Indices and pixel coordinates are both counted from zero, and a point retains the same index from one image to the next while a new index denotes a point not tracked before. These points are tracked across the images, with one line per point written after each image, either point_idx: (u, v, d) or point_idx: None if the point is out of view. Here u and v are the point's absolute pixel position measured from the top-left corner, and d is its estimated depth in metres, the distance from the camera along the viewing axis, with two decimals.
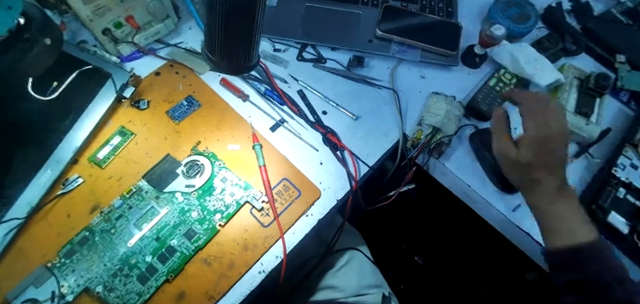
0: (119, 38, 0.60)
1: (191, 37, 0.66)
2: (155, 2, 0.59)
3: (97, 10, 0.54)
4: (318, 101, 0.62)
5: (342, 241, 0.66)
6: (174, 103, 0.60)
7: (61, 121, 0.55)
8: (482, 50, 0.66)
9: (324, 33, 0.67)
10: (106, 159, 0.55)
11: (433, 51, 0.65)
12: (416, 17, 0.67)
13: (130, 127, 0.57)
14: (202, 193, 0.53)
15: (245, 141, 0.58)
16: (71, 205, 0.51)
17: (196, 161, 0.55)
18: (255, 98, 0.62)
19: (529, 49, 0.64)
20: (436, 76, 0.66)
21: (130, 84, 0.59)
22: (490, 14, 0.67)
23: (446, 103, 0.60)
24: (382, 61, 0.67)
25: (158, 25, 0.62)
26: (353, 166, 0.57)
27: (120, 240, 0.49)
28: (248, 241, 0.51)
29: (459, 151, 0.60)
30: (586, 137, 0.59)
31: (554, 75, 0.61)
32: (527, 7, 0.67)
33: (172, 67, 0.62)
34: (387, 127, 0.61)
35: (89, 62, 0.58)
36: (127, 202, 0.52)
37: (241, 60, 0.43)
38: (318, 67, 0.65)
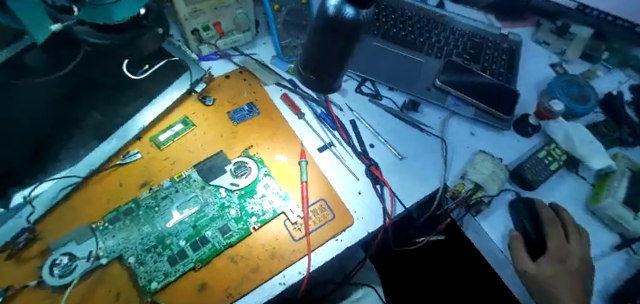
0: (204, 39, 0.66)
1: (263, 51, 0.71)
2: (243, 14, 0.66)
3: (194, 12, 0.61)
4: (368, 134, 0.65)
5: (363, 274, 0.65)
6: (236, 106, 0.64)
7: (136, 100, 0.60)
8: (536, 121, 0.68)
9: (386, 72, 0.71)
10: (166, 142, 0.59)
11: (487, 112, 0.67)
12: (477, 76, 0.69)
13: (193, 118, 0.62)
14: (243, 194, 0.56)
15: (293, 155, 0.61)
16: (125, 176, 0.55)
17: (245, 163, 0.58)
18: (310, 118, 0.65)
19: (584, 130, 0.65)
20: (486, 135, 0.67)
21: (203, 80, 0.65)
22: (550, 88, 0.69)
23: (492, 163, 0.61)
24: (435, 110, 0.69)
25: (239, 34, 0.69)
26: (390, 203, 0.58)
27: (160, 219, 0.52)
28: (276, 250, 0.52)
29: (498, 213, 0.59)
30: (630, 230, 0.57)
31: (606, 161, 0.62)
32: (588, 89, 0.69)
33: (241, 73, 0.68)
34: (430, 174, 0.62)
35: (174, 54, 0.65)
36: (175, 186, 0.55)
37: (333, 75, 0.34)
38: (373, 102, 0.68)
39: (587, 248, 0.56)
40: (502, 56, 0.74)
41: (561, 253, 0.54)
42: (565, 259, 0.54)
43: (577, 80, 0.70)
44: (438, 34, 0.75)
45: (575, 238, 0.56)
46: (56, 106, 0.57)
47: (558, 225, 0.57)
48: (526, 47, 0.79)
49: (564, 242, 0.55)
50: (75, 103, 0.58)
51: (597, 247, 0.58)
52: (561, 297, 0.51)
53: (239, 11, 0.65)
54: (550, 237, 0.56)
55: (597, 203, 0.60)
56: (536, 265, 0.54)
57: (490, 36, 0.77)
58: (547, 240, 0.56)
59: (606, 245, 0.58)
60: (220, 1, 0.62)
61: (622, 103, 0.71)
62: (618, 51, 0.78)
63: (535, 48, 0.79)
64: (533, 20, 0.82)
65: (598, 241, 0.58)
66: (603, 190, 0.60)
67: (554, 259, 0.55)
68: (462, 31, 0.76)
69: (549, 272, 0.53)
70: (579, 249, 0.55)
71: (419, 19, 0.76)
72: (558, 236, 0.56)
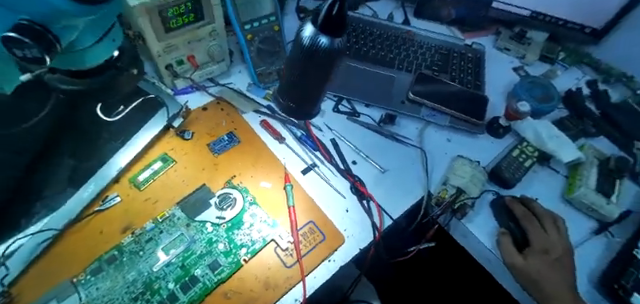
0: (179, 74, 0.67)
1: (239, 80, 0.72)
2: (217, 46, 0.67)
3: (167, 47, 0.62)
4: (350, 152, 0.66)
5: (360, 291, 0.64)
6: (215, 137, 0.64)
7: (111, 143, 0.59)
8: (506, 122, 0.71)
9: (360, 90, 0.73)
10: (146, 182, 0.57)
11: (461, 118, 0.70)
12: (447, 85, 0.73)
13: (172, 154, 0.61)
14: (230, 226, 0.55)
15: (277, 181, 0.61)
16: (105, 223, 0.53)
17: (229, 194, 0.58)
18: (291, 142, 0.66)
19: (551, 127, 0.68)
20: (462, 141, 0.70)
21: (179, 116, 0.64)
22: (515, 90, 0.73)
23: (471, 167, 0.63)
24: (412, 121, 0.71)
25: (214, 66, 0.69)
26: (378, 217, 0.58)
27: (146, 263, 0.50)
28: (270, 280, 0.51)
29: (483, 214, 0.60)
30: (606, 214, 0.60)
31: (574, 153, 0.65)
32: (551, 88, 0.73)
33: (218, 104, 0.68)
34: (414, 183, 0.63)
35: (149, 91, 0.64)
36: (158, 226, 0.53)
37: (309, 89, 0.34)
38: (352, 120, 0.70)
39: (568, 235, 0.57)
40: (468, 64, 0.78)
41: (544, 243, 0.56)
42: (549, 250, 0.55)
43: (540, 80, 0.74)
44: (407, 48, 0.79)
45: (555, 227, 0.57)
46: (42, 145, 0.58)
47: (534, 220, 0.58)
48: (489, 54, 0.84)
49: (545, 233, 0.57)
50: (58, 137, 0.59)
51: (578, 235, 0.60)
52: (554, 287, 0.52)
53: (212, 43, 0.66)
54: (529, 233, 0.57)
55: (572, 192, 0.62)
56: (525, 259, 0.55)
57: (455, 47, 0.81)
58: (528, 237, 0.57)
59: (587, 233, 0.60)
60: (194, 34, 0.63)
61: (582, 98, 0.75)
62: (571, 52, 0.84)
63: (497, 54, 0.84)
64: (493, 28, 0.88)
65: (578, 229, 0.61)
66: (576, 181, 0.63)
67: (538, 250, 0.56)
68: (428, 45, 0.80)
69: (539, 266, 0.54)
70: (561, 238, 0.56)
71: (387, 36, 0.80)
72: (537, 229, 0.57)
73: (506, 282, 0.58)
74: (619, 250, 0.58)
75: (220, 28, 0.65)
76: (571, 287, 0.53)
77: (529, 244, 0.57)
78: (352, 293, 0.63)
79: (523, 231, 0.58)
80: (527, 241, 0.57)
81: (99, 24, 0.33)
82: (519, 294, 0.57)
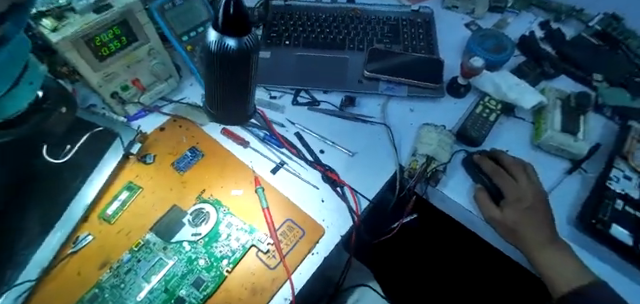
0: (126, 100, 0.65)
1: (192, 93, 0.71)
2: (159, 64, 0.66)
3: (106, 76, 0.60)
4: (316, 142, 0.65)
5: (353, 277, 0.65)
6: (179, 155, 0.63)
7: (72, 183, 0.58)
8: (465, 80, 0.70)
9: (315, 78, 0.72)
10: (115, 214, 0.57)
11: (419, 85, 0.69)
12: (399, 56, 0.72)
13: (137, 181, 0.60)
14: (208, 241, 0.54)
15: (248, 186, 0.60)
16: (81, 264, 0.52)
17: (202, 210, 0.57)
18: (256, 144, 0.65)
19: (508, 77, 0.68)
20: (425, 108, 0.69)
21: (136, 141, 0.63)
22: (469, 47, 0.72)
23: (437, 133, 0.63)
24: (372, 99, 0.71)
25: (162, 84, 0.68)
26: (354, 200, 0.58)
27: (129, 295, 0.50)
28: (256, 285, 0.51)
29: (456, 176, 0.61)
30: (575, 152, 0.60)
31: (536, 97, 0.65)
32: (503, 38, 0.73)
33: (175, 122, 0.67)
34: (384, 160, 0.63)
35: (100, 124, 0.64)
36: (135, 256, 0.53)
37: (232, 96, 0.35)
38: (312, 110, 0.69)
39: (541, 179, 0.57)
40: (419, 30, 0.77)
41: (515, 192, 0.55)
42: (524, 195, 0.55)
43: (490, 32, 0.74)
44: (355, 27, 0.78)
45: (528, 173, 0.57)
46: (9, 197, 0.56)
47: (504, 169, 0.58)
48: (439, 16, 0.83)
49: (520, 181, 0.57)
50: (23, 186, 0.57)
51: (552, 177, 0.60)
52: (536, 233, 0.52)
53: (153, 62, 0.65)
54: (501, 184, 0.56)
55: (539, 137, 0.62)
56: (501, 211, 0.54)
57: (403, 15, 0.80)
58: (500, 189, 0.56)
59: (560, 173, 0.61)
60: (130, 57, 0.62)
61: (536, 41, 0.75)
62: None
63: (447, 14, 0.83)
64: None
65: (551, 172, 0.61)
66: (541, 125, 0.63)
67: (512, 200, 0.55)
68: (375, 19, 0.79)
69: (514, 216, 0.53)
70: (534, 183, 0.56)
71: (333, 18, 0.78)
72: (507, 178, 0.57)
73: (489, 238, 0.59)
74: (594, 184, 0.59)
75: (157, 45, 0.64)
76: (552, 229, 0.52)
77: (504, 195, 0.56)
78: (344, 281, 0.63)
79: (494, 184, 0.57)
80: (500, 193, 0.56)
81: (4, 71, 0.33)
82: (505, 247, 0.58)
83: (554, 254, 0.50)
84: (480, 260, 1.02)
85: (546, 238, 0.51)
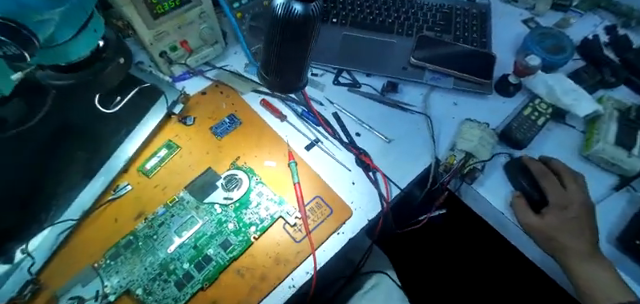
0: (173, 60, 0.67)
1: (235, 61, 0.72)
2: (208, 28, 0.66)
3: (158, 34, 0.61)
4: (352, 124, 0.65)
5: (373, 262, 0.65)
6: (217, 121, 0.64)
7: (116, 134, 0.60)
8: (516, 79, 0.67)
9: (360, 60, 0.70)
10: (153, 169, 0.59)
11: (466, 79, 0.67)
12: (451, 47, 0.69)
13: (176, 140, 0.62)
14: (238, 206, 0.56)
15: (281, 159, 0.61)
16: (118, 211, 0.55)
17: (235, 175, 0.58)
18: (293, 119, 0.65)
19: (565, 80, 0.64)
20: (469, 104, 0.67)
21: (179, 102, 0.65)
22: (525, 45, 0.69)
23: (479, 130, 0.61)
24: (415, 87, 0.69)
25: (208, 49, 0.69)
26: (385, 187, 0.58)
27: (161, 246, 0.52)
28: (280, 255, 0.52)
29: (494, 176, 0.59)
30: (627, 168, 0.57)
31: (592, 106, 0.61)
32: (563, 39, 0.69)
33: (217, 87, 0.68)
34: (420, 151, 0.61)
35: (147, 80, 0.65)
36: (169, 211, 0.55)
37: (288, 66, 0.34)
38: (353, 91, 0.68)
39: (586, 191, 0.54)
40: (473, 22, 0.74)
41: (562, 199, 0.53)
42: (567, 205, 0.53)
43: (550, 31, 0.70)
44: (406, 11, 0.75)
45: (572, 183, 0.55)
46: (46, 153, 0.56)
47: (552, 174, 0.56)
48: (495, 8, 0.79)
49: (562, 190, 0.54)
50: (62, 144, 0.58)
51: (596, 191, 0.58)
52: (572, 246, 0.50)
53: (203, 26, 0.65)
54: (548, 189, 0.54)
55: (589, 148, 0.59)
56: (541, 218, 0.52)
57: (458, 4, 0.76)
58: (545, 193, 0.55)
59: (606, 188, 0.58)
60: (183, 19, 0.62)
61: (600, 46, 0.70)
62: None
63: (505, 7, 0.79)
64: None
65: (596, 186, 0.58)
66: (594, 136, 0.60)
67: (555, 207, 0.53)
68: (429, 5, 0.76)
69: (556, 222, 0.52)
70: (579, 195, 0.54)
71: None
72: (555, 186, 0.54)
73: (520, 244, 0.57)
74: None
75: (208, 9, 0.64)
76: (591, 245, 0.50)
77: (548, 201, 0.54)
78: (363, 265, 0.64)
79: (539, 187, 0.55)
80: (544, 199, 0.55)
81: (73, 16, 0.34)
82: (536, 256, 0.56)
83: (590, 271, 0.48)
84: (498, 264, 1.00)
85: (585, 253, 0.49)
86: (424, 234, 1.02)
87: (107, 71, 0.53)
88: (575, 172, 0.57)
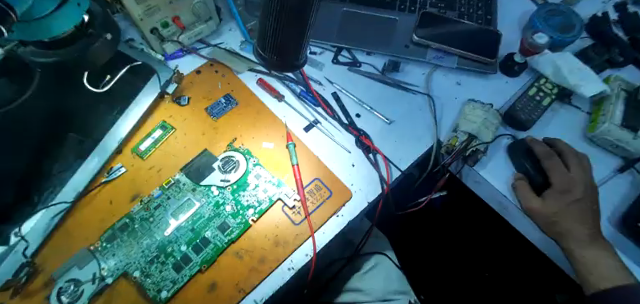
0: (165, 37, 0.64)
1: (230, 39, 0.69)
2: (202, 3, 0.63)
3: (148, 9, 0.58)
4: (353, 104, 0.63)
5: (372, 244, 0.65)
6: (213, 101, 0.62)
7: (108, 115, 0.58)
8: (522, 58, 0.65)
9: (361, 37, 0.68)
10: (148, 151, 0.57)
11: (470, 58, 0.65)
12: (455, 24, 0.66)
13: (171, 121, 0.60)
14: (236, 188, 0.55)
15: (279, 140, 0.59)
16: (114, 193, 0.54)
17: (232, 157, 0.57)
18: (291, 99, 0.63)
19: (571, 58, 0.62)
20: (473, 83, 0.65)
21: (173, 80, 0.62)
22: (532, 21, 0.66)
23: (483, 111, 0.59)
24: (417, 66, 0.67)
25: (202, 26, 0.66)
26: (386, 170, 0.57)
27: (158, 229, 0.51)
28: (279, 238, 0.51)
29: (497, 158, 0.58)
30: (632, 151, 0.55)
31: (599, 86, 0.60)
32: (572, 16, 0.66)
33: (212, 66, 0.65)
34: (422, 132, 0.60)
35: (139, 59, 0.61)
36: (166, 193, 0.54)
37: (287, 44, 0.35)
38: (353, 70, 0.66)
39: (589, 172, 0.54)
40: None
41: (564, 184, 0.53)
42: (571, 188, 0.52)
43: (558, 8, 0.67)
44: None
45: (575, 165, 0.54)
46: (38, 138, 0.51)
47: (556, 157, 0.55)
48: None
49: (565, 173, 0.53)
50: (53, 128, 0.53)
51: (599, 173, 0.57)
52: None
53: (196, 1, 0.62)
54: (551, 172, 0.54)
55: (595, 129, 0.58)
56: (542, 201, 0.52)
57: None
58: (548, 177, 0.54)
59: (609, 170, 0.57)
60: None
61: (609, 23, 0.68)
62: None
63: None
64: None
65: (599, 168, 0.57)
66: (599, 117, 0.59)
67: (557, 191, 0.53)
68: None
69: (554, 206, 0.52)
70: (583, 177, 0.53)
71: None
72: (558, 168, 0.54)
73: (521, 226, 0.57)
74: None
75: None
76: (592, 227, 0.50)
77: (550, 184, 0.54)
78: (363, 246, 0.64)
79: (542, 170, 0.54)
80: (546, 182, 0.54)
81: None
82: (536, 238, 0.56)
83: (592, 252, 0.48)
84: (497, 246, 1.01)
85: (586, 235, 0.50)
86: (424, 215, 1.02)
87: (95, 47, 0.47)
88: (579, 153, 0.56)
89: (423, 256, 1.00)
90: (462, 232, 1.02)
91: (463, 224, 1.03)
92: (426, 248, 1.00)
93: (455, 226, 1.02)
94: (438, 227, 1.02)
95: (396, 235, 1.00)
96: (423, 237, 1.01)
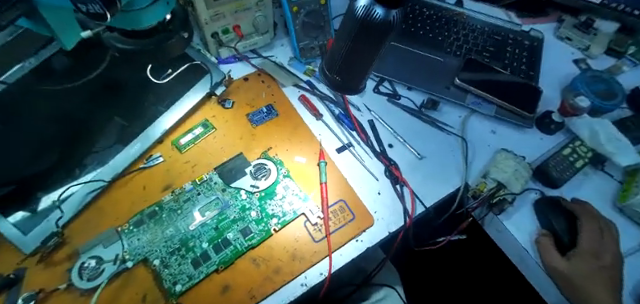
0: (224, 42, 0.68)
1: (281, 53, 0.72)
2: (262, 17, 0.67)
3: (215, 15, 0.63)
4: (387, 135, 0.64)
5: (382, 276, 0.64)
6: (255, 108, 0.64)
7: (156, 105, 0.61)
8: (560, 118, 0.66)
9: (404, 72, 0.70)
10: (187, 145, 0.60)
11: (508, 109, 0.66)
12: (498, 74, 0.68)
13: (212, 121, 0.63)
14: (263, 196, 0.56)
15: (312, 157, 0.61)
16: (148, 180, 0.56)
17: (264, 165, 0.59)
18: (328, 119, 0.65)
19: (610, 125, 0.63)
20: (507, 134, 0.66)
21: (222, 83, 0.65)
22: (574, 84, 0.67)
23: (515, 162, 0.60)
24: (455, 108, 0.68)
25: (258, 37, 0.70)
26: (411, 203, 0.57)
27: (183, 222, 0.53)
28: (297, 252, 0.52)
29: (523, 212, 0.58)
30: None
31: (633, 157, 0.60)
32: (614, 85, 0.67)
33: (259, 76, 0.68)
34: (450, 173, 0.61)
35: (195, 59, 0.66)
36: (196, 188, 0.56)
37: (355, 64, 0.34)
38: (392, 102, 0.68)
39: (616, 242, 0.53)
40: (523, 53, 0.73)
41: (592, 245, 0.52)
42: (596, 254, 0.52)
43: (602, 75, 0.68)
44: (457, 31, 0.75)
45: (603, 232, 0.53)
46: (81, 111, 0.58)
47: (584, 221, 0.54)
48: (547, 43, 0.78)
49: (592, 239, 0.53)
50: (98, 104, 0.59)
51: (627, 246, 0.56)
52: (594, 297, 0.49)
53: (258, 14, 0.66)
54: (578, 234, 0.53)
55: (625, 200, 0.57)
56: (566, 262, 0.52)
57: (511, 32, 0.75)
58: (576, 240, 0.53)
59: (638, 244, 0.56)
60: (240, 4, 0.63)
61: None
62: None
63: (557, 44, 0.78)
64: (554, 15, 0.81)
65: (628, 240, 0.56)
66: (632, 187, 0.58)
67: (584, 254, 0.52)
68: (481, 29, 0.75)
69: (577, 271, 0.51)
70: (609, 246, 0.52)
71: (437, 17, 0.76)
72: (586, 232, 0.53)
73: (540, 285, 0.55)
74: None
75: None
76: (613, 297, 0.49)
77: (576, 246, 0.53)
78: (374, 276, 0.63)
79: (571, 231, 0.54)
80: (573, 243, 0.53)
81: None
82: None
83: None
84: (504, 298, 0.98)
85: None
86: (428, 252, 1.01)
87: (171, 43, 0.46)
88: (607, 221, 0.55)
89: (427, 296, 0.97)
90: (470, 277, 1.00)
91: (471, 269, 1.01)
92: (431, 289, 0.98)
93: (463, 270, 1.01)
94: (445, 269, 1.01)
95: (402, 270, 0.99)
96: (429, 276, 0.99)
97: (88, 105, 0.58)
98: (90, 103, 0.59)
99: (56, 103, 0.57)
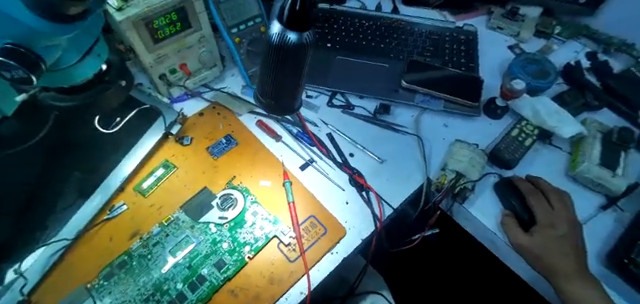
0: (173, 82, 0.69)
1: (233, 83, 0.74)
2: (207, 52, 0.69)
3: (159, 58, 0.64)
4: (346, 144, 0.66)
5: (366, 283, 0.65)
6: (214, 141, 0.65)
7: (113, 153, 0.61)
8: (503, 102, 0.70)
9: (354, 82, 0.73)
10: (150, 188, 0.60)
11: (456, 102, 0.69)
12: (440, 70, 0.72)
13: (173, 160, 0.63)
14: (233, 226, 0.56)
15: (276, 178, 0.62)
16: (114, 230, 0.55)
17: (230, 195, 0.59)
18: (288, 139, 0.67)
19: (550, 103, 0.67)
20: (459, 125, 0.69)
21: (177, 122, 0.66)
22: (511, 69, 0.72)
23: (469, 150, 0.63)
24: (407, 109, 0.71)
25: (207, 71, 0.71)
26: (378, 207, 0.59)
27: (155, 266, 0.52)
28: (274, 275, 0.52)
29: (485, 196, 0.60)
30: (613, 188, 0.58)
31: (576, 128, 0.64)
32: (546, 64, 0.72)
33: (215, 109, 0.69)
34: (411, 171, 0.63)
35: (146, 102, 0.67)
36: (164, 230, 0.55)
37: (284, 86, 0.35)
38: (347, 113, 0.70)
39: (572, 209, 0.56)
40: (460, 47, 0.77)
41: (548, 219, 0.55)
42: (554, 224, 0.54)
43: (534, 57, 0.73)
44: (397, 37, 0.78)
45: (559, 202, 0.56)
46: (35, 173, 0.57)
47: (539, 195, 0.57)
48: (481, 34, 0.83)
49: (549, 210, 0.56)
50: (53, 163, 0.59)
51: (584, 211, 0.59)
52: (559, 265, 0.51)
53: (202, 49, 0.68)
54: (535, 208, 0.56)
55: (575, 168, 0.61)
56: (529, 237, 0.54)
57: (446, 30, 0.80)
58: (534, 213, 0.56)
59: (594, 207, 0.59)
60: (183, 43, 0.65)
61: (581, 70, 0.74)
62: (568, 24, 0.82)
63: (491, 34, 0.83)
64: (484, 8, 0.87)
65: (584, 205, 0.60)
66: (579, 156, 0.62)
67: (544, 226, 0.55)
68: (419, 31, 0.79)
69: (542, 243, 0.53)
70: (565, 214, 0.55)
71: (376, 26, 0.79)
72: (542, 205, 0.56)
73: (511, 262, 0.58)
74: (630, 223, 0.57)
75: (208, 34, 0.66)
76: (577, 261, 0.52)
77: (536, 221, 0.56)
78: (358, 285, 0.64)
79: (528, 206, 0.56)
80: (533, 219, 0.56)
81: (80, 42, 0.37)
82: (527, 273, 0.57)
83: (580, 286, 0.50)
84: None
85: (572, 269, 0.51)
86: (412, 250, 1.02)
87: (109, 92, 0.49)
88: (561, 191, 0.59)
89: None
90: None
91: None
92: None
93: None
94: None
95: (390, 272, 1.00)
96: None
97: (41, 165, 0.58)
98: (43, 164, 0.58)
99: (8, 174, 0.55)
